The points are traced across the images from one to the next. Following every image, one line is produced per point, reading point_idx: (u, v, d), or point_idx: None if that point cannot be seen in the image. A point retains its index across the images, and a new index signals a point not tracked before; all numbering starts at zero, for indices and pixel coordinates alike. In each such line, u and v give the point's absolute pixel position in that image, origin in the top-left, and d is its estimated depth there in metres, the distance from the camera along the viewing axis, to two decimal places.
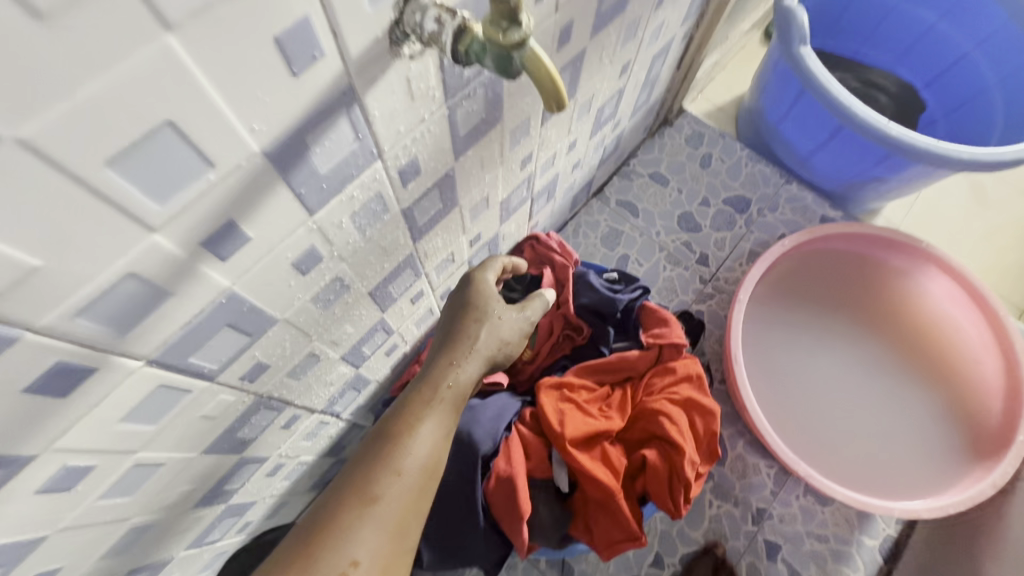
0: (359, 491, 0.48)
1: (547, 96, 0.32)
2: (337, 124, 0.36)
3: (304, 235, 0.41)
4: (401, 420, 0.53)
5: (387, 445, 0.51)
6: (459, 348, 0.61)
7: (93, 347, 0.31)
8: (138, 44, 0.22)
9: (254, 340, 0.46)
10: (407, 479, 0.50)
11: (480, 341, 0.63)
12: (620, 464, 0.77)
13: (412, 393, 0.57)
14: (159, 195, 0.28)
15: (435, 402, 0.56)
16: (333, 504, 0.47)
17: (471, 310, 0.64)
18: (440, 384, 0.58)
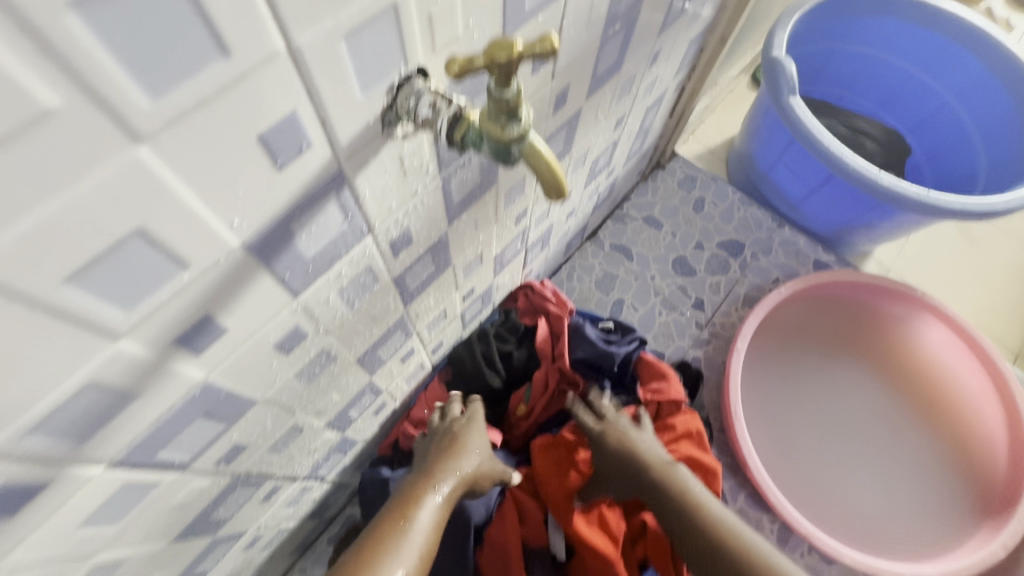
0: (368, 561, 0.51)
1: (547, 186, 0.31)
2: (325, 207, 0.34)
3: (288, 316, 0.39)
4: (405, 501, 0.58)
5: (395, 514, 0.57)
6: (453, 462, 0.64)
7: (47, 461, 0.28)
8: (103, 158, 0.20)
9: (231, 424, 0.43)
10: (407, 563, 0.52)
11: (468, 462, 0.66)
12: (620, 530, 0.73)
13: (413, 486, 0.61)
14: (125, 301, 0.25)
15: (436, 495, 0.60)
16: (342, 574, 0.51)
17: (465, 433, 0.69)
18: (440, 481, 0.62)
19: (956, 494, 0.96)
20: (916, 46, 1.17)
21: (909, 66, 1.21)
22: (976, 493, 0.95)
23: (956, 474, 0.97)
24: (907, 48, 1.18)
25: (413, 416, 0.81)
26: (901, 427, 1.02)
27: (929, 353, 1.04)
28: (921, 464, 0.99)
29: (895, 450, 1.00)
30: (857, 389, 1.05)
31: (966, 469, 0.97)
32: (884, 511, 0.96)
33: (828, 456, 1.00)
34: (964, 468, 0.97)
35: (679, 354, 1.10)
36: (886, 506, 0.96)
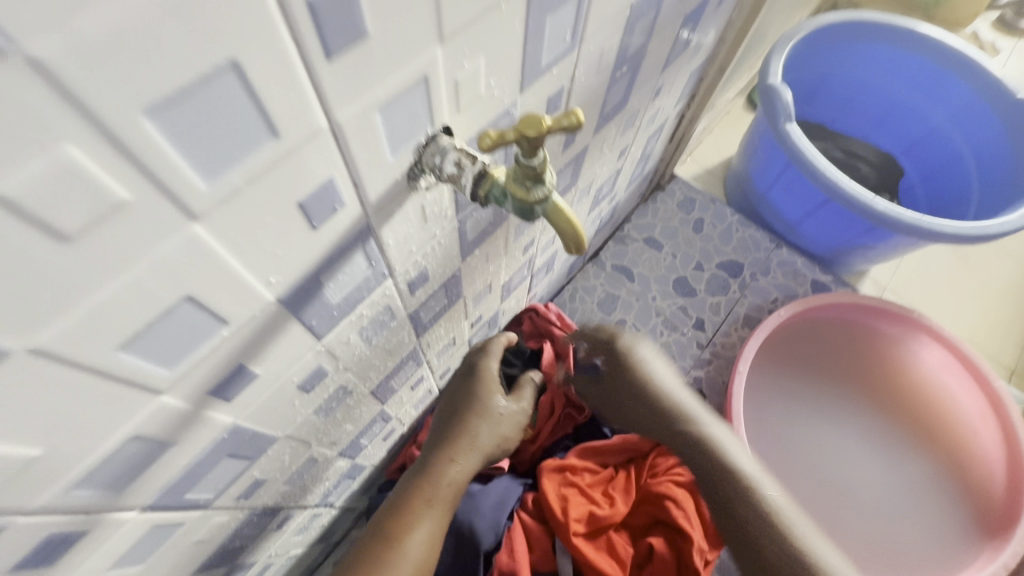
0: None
1: (568, 239, 0.32)
2: (352, 258, 0.35)
3: (312, 358, 0.40)
4: (399, 521, 0.55)
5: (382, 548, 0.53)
6: (462, 441, 0.61)
7: (86, 511, 0.29)
8: (163, 238, 0.21)
9: (253, 462, 0.44)
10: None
11: (480, 435, 0.63)
12: (626, 554, 0.74)
13: (411, 488, 0.58)
14: (170, 360, 0.27)
15: (433, 503, 0.57)
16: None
17: (474, 406, 0.64)
18: (440, 482, 0.59)
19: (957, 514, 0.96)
20: (907, 72, 1.21)
21: (901, 91, 1.24)
22: (976, 513, 0.95)
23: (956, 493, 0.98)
24: (898, 73, 1.21)
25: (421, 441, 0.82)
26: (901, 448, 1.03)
27: (925, 372, 1.06)
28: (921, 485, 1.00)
29: (894, 468, 1.02)
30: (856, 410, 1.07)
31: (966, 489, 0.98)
32: (887, 530, 0.97)
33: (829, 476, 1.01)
34: (964, 488, 0.98)
35: (682, 375, 1.11)
36: (887, 527, 0.97)
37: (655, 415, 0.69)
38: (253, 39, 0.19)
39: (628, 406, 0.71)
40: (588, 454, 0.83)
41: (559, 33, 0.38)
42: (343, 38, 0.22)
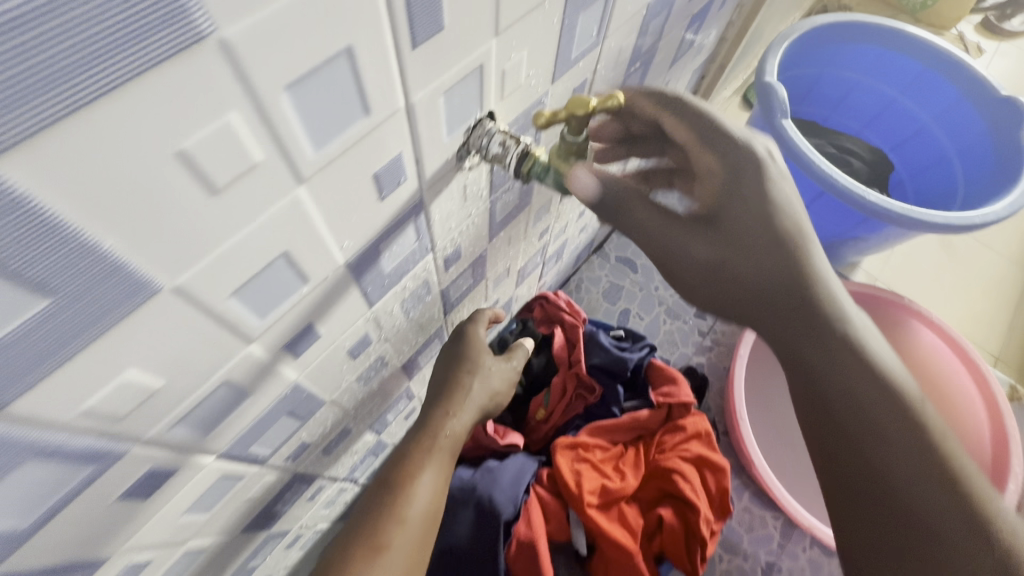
0: (367, 544, 0.48)
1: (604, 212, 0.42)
2: (405, 230, 0.39)
3: (362, 324, 0.44)
4: (404, 470, 0.54)
5: (389, 497, 0.52)
6: (455, 398, 0.60)
7: (180, 450, 0.33)
8: (277, 199, 0.25)
9: (303, 423, 0.47)
10: (411, 527, 0.51)
11: (473, 393, 0.62)
12: (637, 524, 0.79)
13: (410, 443, 0.57)
14: (263, 311, 0.30)
15: (434, 452, 0.56)
16: (344, 555, 0.48)
17: (463, 361, 0.62)
18: (438, 432, 0.58)
19: None
20: (897, 72, 1.26)
21: (891, 91, 1.30)
22: None
23: None
24: (888, 73, 1.27)
25: None
26: None
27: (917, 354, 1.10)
28: None
29: None
30: None
31: None
32: None
33: None
34: None
35: (684, 361, 1.16)
36: None
37: (805, 297, 0.40)
38: (365, 28, 0.23)
39: (763, 261, 0.39)
40: (599, 433, 0.87)
41: (587, 30, 0.42)
42: (426, 30, 0.26)
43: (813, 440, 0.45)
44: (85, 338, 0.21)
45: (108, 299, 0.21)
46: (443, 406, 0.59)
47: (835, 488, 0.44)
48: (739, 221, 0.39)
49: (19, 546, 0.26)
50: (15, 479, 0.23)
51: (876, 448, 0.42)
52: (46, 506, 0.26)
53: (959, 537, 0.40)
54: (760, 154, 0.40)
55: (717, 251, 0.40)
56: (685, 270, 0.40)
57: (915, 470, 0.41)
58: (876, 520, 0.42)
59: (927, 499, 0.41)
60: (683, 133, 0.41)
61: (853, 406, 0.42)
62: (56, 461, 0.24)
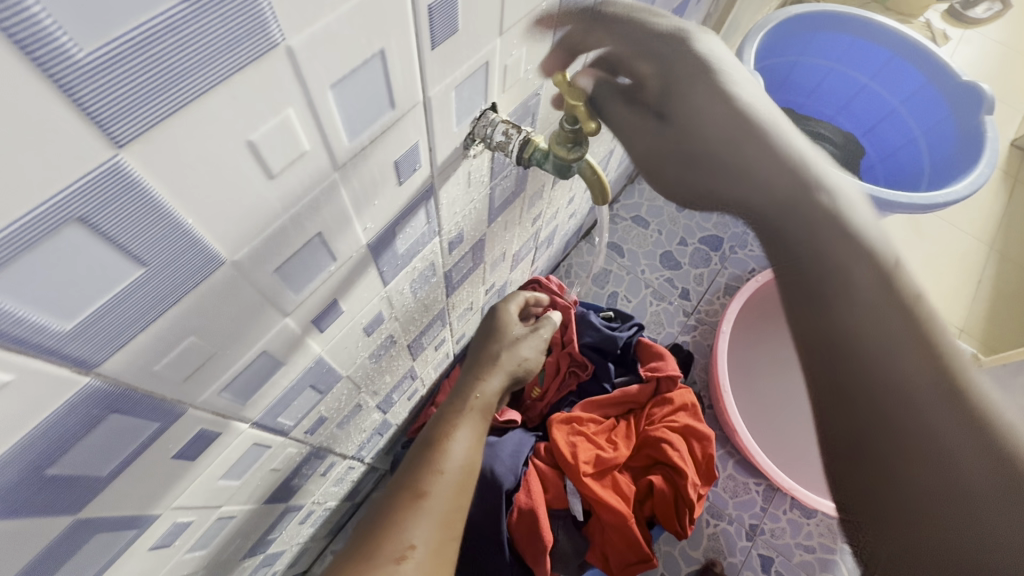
0: (409, 492, 0.54)
1: (595, 191, 0.43)
2: (417, 214, 0.43)
3: (377, 303, 0.48)
4: (440, 430, 0.61)
5: (428, 455, 0.58)
6: (485, 364, 0.67)
7: (223, 415, 0.36)
8: (316, 185, 0.29)
9: (322, 397, 0.51)
10: (448, 477, 0.56)
11: (501, 358, 0.68)
12: (629, 491, 0.84)
13: (447, 408, 0.64)
14: (298, 287, 0.34)
15: (466, 412, 0.63)
16: (391, 504, 0.53)
17: (494, 336, 0.70)
18: (470, 396, 0.65)
19: None
20: (866, 59, 1.32)
21: (862, 76, 1.35)
22: None
23: None
24: (859, 60, 1.33)
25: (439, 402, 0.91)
26: None
27: None
28: None
29: None
30: None
31: None
32: None
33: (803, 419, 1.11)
34: None
35: (670, 340, 1.21)
36: None
37: (778, 181, 0.49)
38: (395, 34, 0.27)
39: (728, 135, 0.48)
40: (592, 407, 0.92)
41: None
42: (444, 32, 0.30)
43: (806, 316, 0.51)
44: (163, 304, 0.25)
45: (186, 270, 0.24)
46: (476, 372, 0.67)
47: (817, 356, 0.50)
48: (692, 117, 0.47)
49: (94, 496, 0.30)
50: (99, 432, 0.27)
51: (845, 319, 0.48)
52: (118, 459, 0.29)
53: (924, 403, 0.46)
54: (694, 43, 0.47)
55: (685, 148, 0.49)
56: (647, 150, 0.51)
57: (888, 339, 0.47)
58: (863, 395, 0.48)
59: (895, 368, 0.47)
60: (624, 46, 0.44)
61: (839, 276, 0.49)
62: (130, 417, 0.28)
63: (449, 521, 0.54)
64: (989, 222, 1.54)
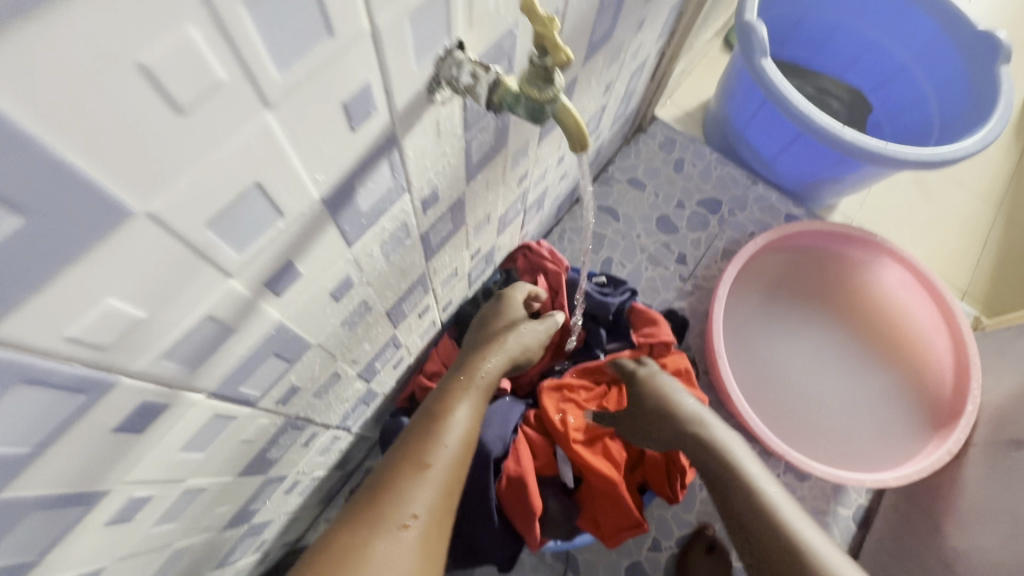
0: (413, 462, 0.56)
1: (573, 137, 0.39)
2: (380, 166, 0.39)
3: (343, 266, 0.44)
4: (442, 404, 0.63)
5: (432, 427, 0.60)
6: (491, 346, 0.72)
7: (169, 385, 0.34)
8: (244, 123, 0.25)
9: (291, 365, 0.48)
10: (451, 449, 0.59)
11: (507, 342, 0.74)
12: (621, 458, 0.82)
13: (449, 383, 0.67)
14: (239, 244, 0.31)
15: (470, 389, 0.66)
16: (394, 471, 0.55)
17: (502, 320, 0.76)
18: (475, 373, 0.68)
19: (915, 411, 1.05)
20: (878, 8, 1.24)
21: (871, 28, 1.28)
22: (926, 408, 1.05)
23: (910, 392, 1.07)
24: (869, 10, 1.25)
25: (427, 369, 0.89)
26: (867, 358, 1.10)
27: (888, 290, 1.13)
28: (883, 389, 1.08)
29: (857, 371, 1.10)
30: (825, 326, 1.13)
31: (919, 389, 1.07)
32: (847, 427, 1.06)
33: (801, 386, 1.09)
34: (916, 389, 1.07)
35: (665, 306, 1.19)
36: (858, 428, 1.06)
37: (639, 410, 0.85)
38: None
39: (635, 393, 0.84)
40: (584, 373, 0.90)
41: None
42: None
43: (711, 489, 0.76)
44: (61, 261, 0.21)
45: (84, 221, 0.21)
46: (480, 352, 0.71)
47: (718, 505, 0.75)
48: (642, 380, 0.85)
49: (21, 471, 0.27)
50: (8, 404, 0.24)
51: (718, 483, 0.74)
52: (42, 433, 0.27)
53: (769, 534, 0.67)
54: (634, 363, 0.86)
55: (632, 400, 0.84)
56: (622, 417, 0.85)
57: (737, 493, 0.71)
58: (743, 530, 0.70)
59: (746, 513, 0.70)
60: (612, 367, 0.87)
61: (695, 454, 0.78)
62: (44, 388, 0.25)
63: (450, 495, 0.56)
64: (998, 182, 1.49)
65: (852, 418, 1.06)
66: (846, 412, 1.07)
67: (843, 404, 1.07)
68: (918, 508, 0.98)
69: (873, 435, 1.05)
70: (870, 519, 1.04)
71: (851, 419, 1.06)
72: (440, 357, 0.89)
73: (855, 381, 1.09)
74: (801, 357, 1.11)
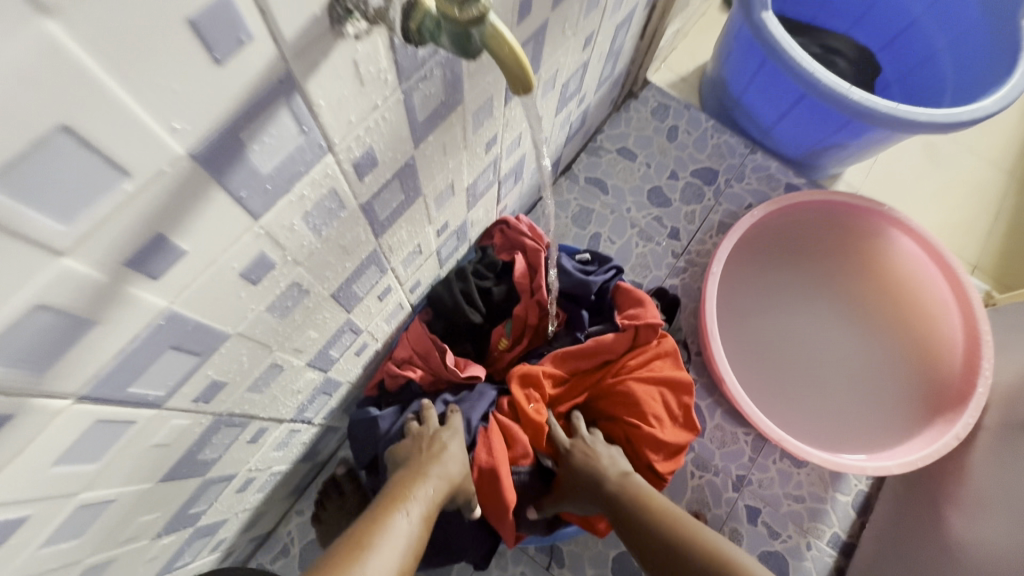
0: (355, 549, 0.54)
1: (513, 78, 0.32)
2: (276, 116, 0.31)
3: (251, 242, 0.37)
4: (377, 513, 0.60)
5: (370, 530, 0.57)
6: (426, 464, 0.69)
7: (5, 391, 0.27)
8: (11, 36, 0.18)
9: (204, 359, 0.42)
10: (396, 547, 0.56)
11: (445, 461, 0.70)
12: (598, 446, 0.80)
13: (386, 496, 0.64)
14: (64, 211, 0.24)
15: (411, 501, 0.63)
16: (341, 557, 0.53)
17: (438, 441, 0.73)
18: (413, 490, 0.65)
19: (920, 395, 0.98)
20: None
21: None
22: (932, 390, 0.97)
23: (914, 374, 1.00)
24: None
25: (396, 356, 0.82)
26: (869, 339, 1.04)
27: (895, 264, 1.05)
28: (885, 370, 1.01)
29: (859, 351, 1.03)
30: (826, 304, 1.06)
31: (925, 371, 0.99)
32: (845, 410, 0.99)
33: (797, 366, 1.02)
34: (922, 372, 1.00)
35: (656, 284, 1.11)
36: (858, 411, 0.99)
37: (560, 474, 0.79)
38: None
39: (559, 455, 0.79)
40: (561, 362, 0.84)
41: None
42: None
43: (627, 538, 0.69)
44: None
45: None
46: (415, 471, 0.68)
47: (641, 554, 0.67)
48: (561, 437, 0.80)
49: None
50: None
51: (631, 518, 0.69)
52: None
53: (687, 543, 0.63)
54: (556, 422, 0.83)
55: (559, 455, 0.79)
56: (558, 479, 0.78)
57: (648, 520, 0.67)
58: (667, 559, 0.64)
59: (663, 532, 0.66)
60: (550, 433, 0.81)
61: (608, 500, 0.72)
62: None
63: None
64: (1013, 146, 1.40)
65: (851, 402, 0.99)
66: (846, 396, 1.00)
67: (842, 387, 1.01)
68: (919, 492, 0.92)
69: (874, 420, 0.98)
70: (870, 506, 0.99)
71: (850, 402, 0.99)
72: (410, 343, 0.81)
73: (855, 361, 1.02)
74: (799, 337, 1.04)
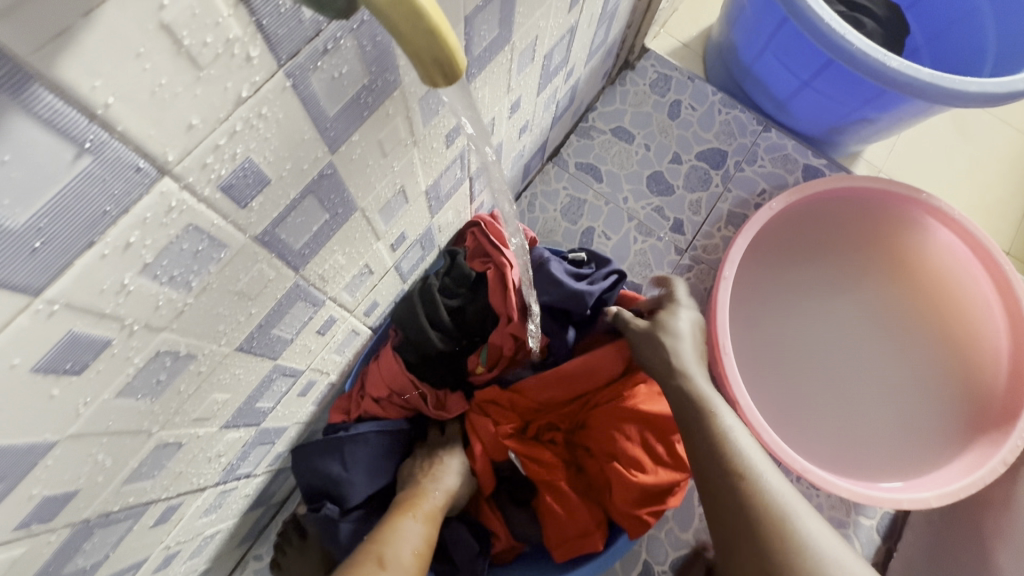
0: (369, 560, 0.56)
1: (428, 62, 0.20)
2: (3, 128, 0.18)
3: (41, 325, 0.24)
4: (385, 527, 0.60)
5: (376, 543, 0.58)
6: (428, 477, 0.68)
7: None
8: None
9: (16, 482, 0.29)
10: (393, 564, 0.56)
11: (446, 473, 0.69)
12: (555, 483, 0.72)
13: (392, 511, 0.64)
14: None
15: (415, 514, 0.63)
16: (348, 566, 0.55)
17: (438, 452, 0.71)
18: (417, 503, 0.65)
19: (956, 410, 0.87)
20: None
21: None
22: (968, 405, 0.87)
23: (952, 386, 0.89)
24: None
25: (375, 393, 0.71)
26: (900, 345, 0.92)
27: (929, 259, 0.93)
28: (919, 382, 0.90)
29: (887, 360, 0.91)
30: (851, 306, 0.94)
31: (960, 382, 0.89)
32: (872, 428, 0.88)
33: (819, 379, 0.90)
34: (960, 382, 0.89)
35: None
36: (887, 427, 0.88)
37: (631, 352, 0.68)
38: None
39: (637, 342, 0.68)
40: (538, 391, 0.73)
41: None
42: None
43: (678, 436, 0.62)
44: None
45: None
46: (418, 486, 0.67)
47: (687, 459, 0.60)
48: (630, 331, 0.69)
49: None
50: None
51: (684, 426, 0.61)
52: None
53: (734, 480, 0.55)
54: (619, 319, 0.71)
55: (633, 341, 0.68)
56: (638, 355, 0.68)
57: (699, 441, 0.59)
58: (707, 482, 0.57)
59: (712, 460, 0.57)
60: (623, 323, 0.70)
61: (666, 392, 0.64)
62: None
63: None
64: None
65: (879, 419, 0.89)
66: (873, 412, 0.89)
67: (869, 402, 0.90)
68: (956, 528, 0.83)
69: (902, 439, 0.87)
70: (897, 532, 0.89)
71: (877, 419, 0.89)
72: (384, 379, 0.70)
73: (883, 372, 0.91)
74: (821, 346, 0.92)
